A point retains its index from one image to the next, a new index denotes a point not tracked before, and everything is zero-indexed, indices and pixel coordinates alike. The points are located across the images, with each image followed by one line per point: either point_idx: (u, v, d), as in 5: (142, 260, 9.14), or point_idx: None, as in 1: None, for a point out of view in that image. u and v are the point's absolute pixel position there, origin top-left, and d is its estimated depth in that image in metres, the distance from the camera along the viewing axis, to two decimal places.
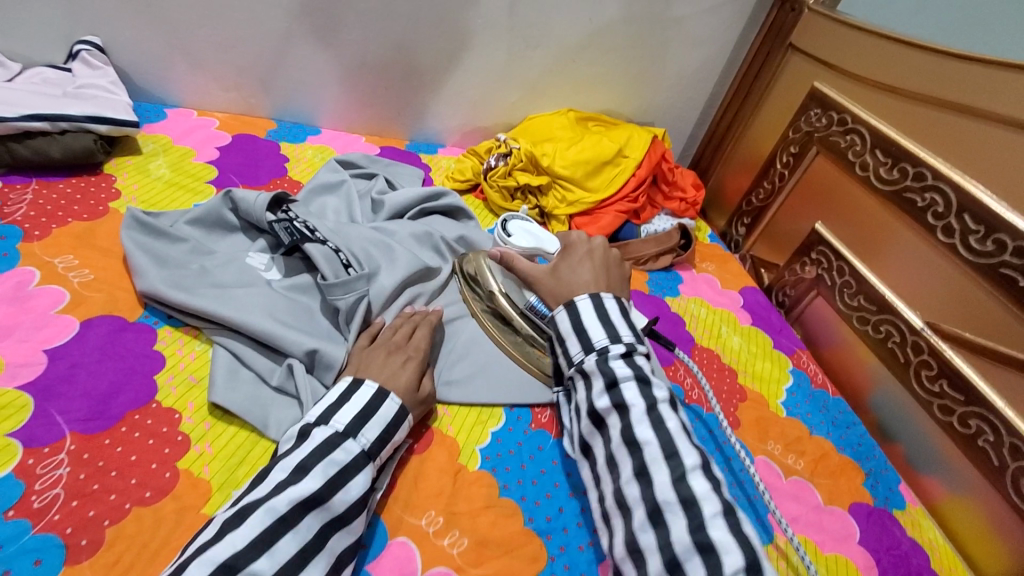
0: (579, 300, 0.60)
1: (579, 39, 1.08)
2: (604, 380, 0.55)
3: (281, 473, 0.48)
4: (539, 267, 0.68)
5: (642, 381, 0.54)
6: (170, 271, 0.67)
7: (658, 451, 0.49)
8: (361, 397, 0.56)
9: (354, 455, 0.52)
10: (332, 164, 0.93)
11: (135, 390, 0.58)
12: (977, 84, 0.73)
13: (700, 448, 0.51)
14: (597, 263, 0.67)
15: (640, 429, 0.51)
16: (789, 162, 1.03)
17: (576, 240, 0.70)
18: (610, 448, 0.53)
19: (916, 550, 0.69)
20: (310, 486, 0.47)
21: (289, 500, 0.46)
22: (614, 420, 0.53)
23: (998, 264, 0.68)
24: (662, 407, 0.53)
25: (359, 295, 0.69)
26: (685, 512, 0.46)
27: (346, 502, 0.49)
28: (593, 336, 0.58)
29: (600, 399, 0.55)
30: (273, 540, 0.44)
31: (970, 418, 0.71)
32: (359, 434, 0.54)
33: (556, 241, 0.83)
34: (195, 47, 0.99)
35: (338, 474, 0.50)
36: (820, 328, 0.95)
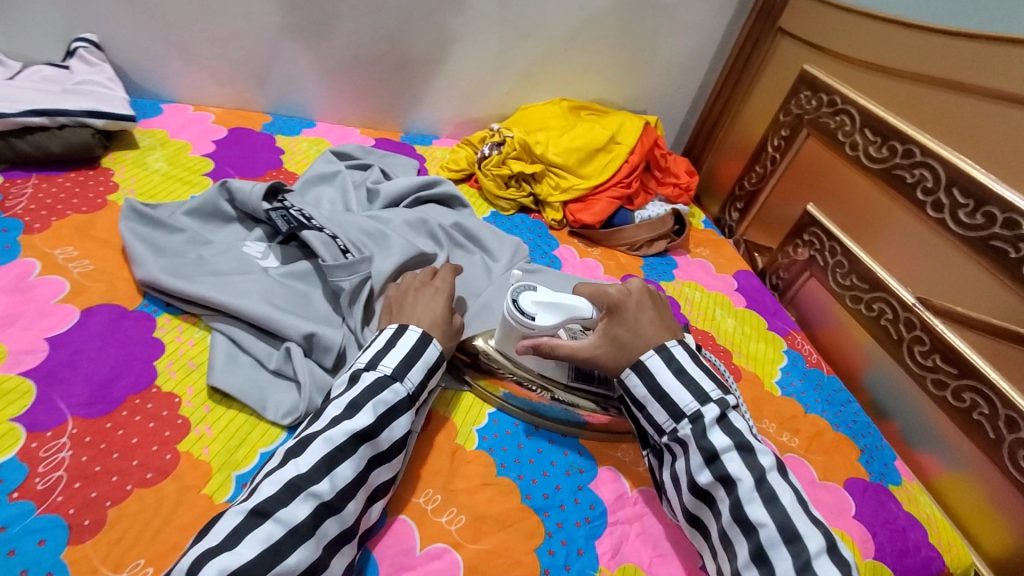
0: (651, 360, 0.58)
1: (571, 27, 1.09)
2: (703, 454, 0.54)
3: (336, 410, 0.53)
4: (589, 340, 0.60)
5: (744, 449, 0.53)
6: (169, 260, 0.68)
7: (776, 533, 0.49)
8: (406, 342, 0.59)
9: (400, 398, 0.56)
10: (328, 155, 0.94)
11: (135, 376, 0.59)
12: (965, 60, 0.74)
13: (819, 522, 0.50)
14: (651, 313, 0.61)
15: (753, 509, 0.50)
16: (781, 145, 1.04)
17: (619, 296, 0.61)
18: (723, 526, 0.52)
19: (913, 525, 0.69)
20: (362, 421, 0.52)
21: (345, 432, 0.51)
22: (721, 495, 0.52)
23: (988, 237, 0.69)
24: (770, 477, 0.52)
25: (363, 277, 0.70)
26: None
27: (390, 440, 0.54)
28: (681, 402, 0.56)
29: (701, 474, 0.53)
30: (334, 464, 0.49)
31: (964, 391, 0.72)
32: (405, 377, 0.57)
33: (586, 299, 0.61)
34: (190, 42, 1.00)
35: (386, 412, 0.54)
36: (813, 309, 0.96)
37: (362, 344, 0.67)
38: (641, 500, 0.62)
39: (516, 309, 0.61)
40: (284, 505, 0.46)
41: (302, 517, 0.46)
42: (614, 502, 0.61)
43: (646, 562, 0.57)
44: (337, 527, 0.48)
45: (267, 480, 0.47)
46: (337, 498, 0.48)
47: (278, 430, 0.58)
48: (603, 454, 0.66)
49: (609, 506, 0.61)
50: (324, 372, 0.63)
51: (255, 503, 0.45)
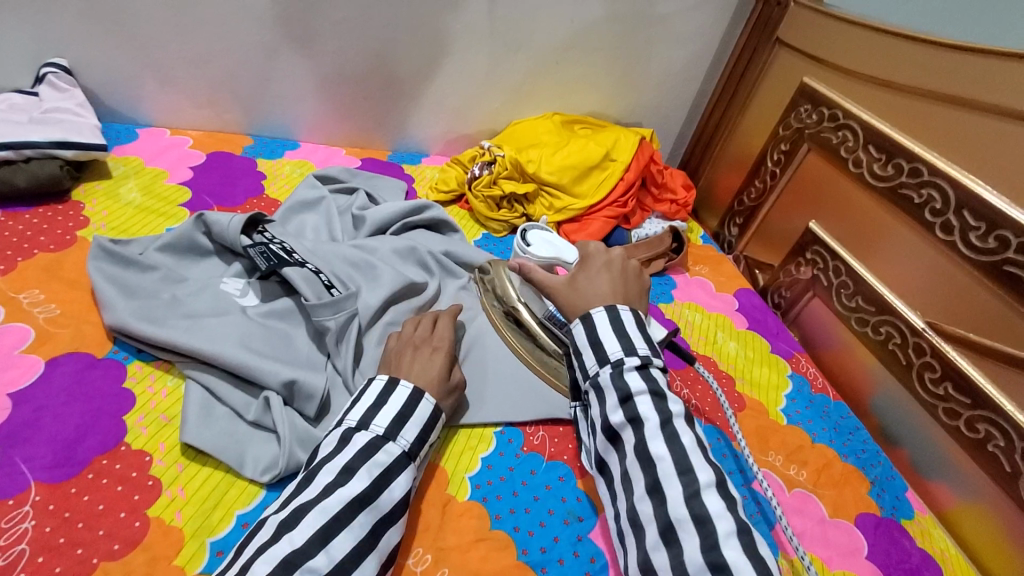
0: (596, 313, 0.58)
1: (561, 41, 1.05)
2: (618, 395, 0.53)
3: (328, 476, 0.49)
4: (557, 277, 0.66)
5: (658, 395, 0.52)
6: (140, 301, 0.65)
7: (672, 467, 0.48)
8: (398, 399, 0.56)
9: (394, 458, 0.52)
10: (311, 179, 0.90)
11: (103, 433, 0.55)
12: (972, 74, 0.70)
13: (715, 464, 0.50)
14: (615, 275, 0.64)
15: (654, 445, 0.50)
16: (781, 160, 1.00)
17: (594, 251, 0.67)
18: (625, 463, 0.51)
19: (926, 563, 0.67)
20: (356, 487, 0.49)
21: (340, 500, 0.48)
22: (628, 435, 0.52)
23: (1001, 262, 0.66)
24: (676, 421, 0.51)
25: (349, 314, 0.67)
26: (698, 530, 0.45)
27: (392, 501, 0.51)
28: (608, 349, 0.55)
29: (614, 414, 0.53)
30: (329, 537, 0.46)
31: (978, 422, 0.69)
32: (399, 436, 0.54)
33: (573, 252, 0.88)
34: (166, 63, 0.96)
35: (382, 474, 0.51)
36: (818, 330, 0.92)
37: (348, 388, 0.64)
38: None
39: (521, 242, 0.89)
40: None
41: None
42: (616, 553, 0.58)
43: None
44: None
45: (260, 557, 0.44)
46: (335, 572, 0.45)
47: (257, 487, 0.55)
48: None
49: (611, 558, 0.58)
50: (305, 420, 0.59)
51: None
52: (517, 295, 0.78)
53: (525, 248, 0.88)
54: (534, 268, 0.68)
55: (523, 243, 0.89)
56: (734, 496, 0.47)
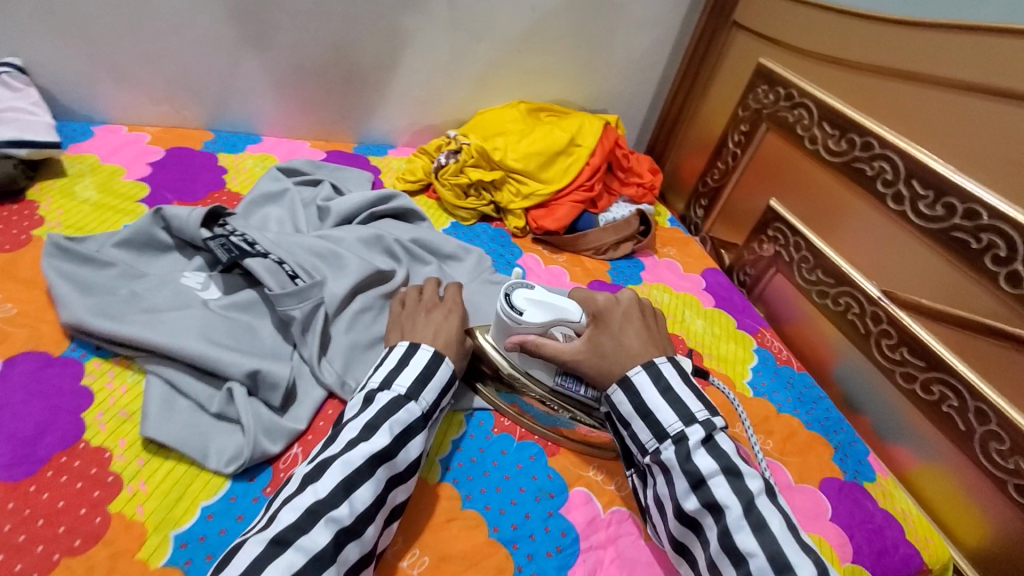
0: (635, 376, 0.56)
1: (523, 28, 1.06)
2: (689, 479, 0.51)
3: (352, 432, 0.51)
4: (575, 344, 0.61)
5: (731, 472, 0.51)
6: (97, 298, 0.63)
7: (767, 563, 0.46)
8: (420, 360, 0.57)
9: (415, 417, 0.54)
10: (273, 172, 0.89)
11: (62, 431, 0.54)
12: (916, 50, 0.73)
13: (810, 549, 0.48)
14: (638, 325, 0.61)
15: (741, 537, 0.48)
16: (741, 141, 1.02)
17: (606, 304, 0.62)
18: (711, 555, 0.50)
19: (889, 522, 0.69)
20: (379, 442, 0.50)
21: (364, 454, 0.49)
22: (707, 521, 0.50)
23: (948, 228, 0.68)
24: (758, 502, 0.49)
25: (315, 304, 0.67)
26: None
27: (407, 461, 0.52)
28: (665, 422, 0.54)
29: (688, 500, 0.51)
30: (352, 488, 0.47)
31: (933, 384, 0.71)
32: (420, 396, 0.55)
33: (577, 304, 0.62)
34: (119, 59, 0.93)
35: (403, 432, 0.52)
36: (782, 305, 0.95)
37: (315, 376, 0.64)
38: (614, 522, 0.60)
39: (507, 306, 0.62)
40: (305, 532, 0.44)
41: (323, 544, 0.44)
42: (587, 526, 0.59)
43: None
44: (357, 552, 0.46)
45: (286, 507, 0.45)
46: (357, 523, 0.46)
47: (221, 479, 0.54)
48: (575, 475, 0.64)
49: (581, 531, 0.59)
50: (270, 411, 0.59)
51: (274, 532, 0.43)
52: (506, 367, 0.65)
53: (516, 320, 0.62)
54: (540, 341, 0.61)
55: (508, 308, 0.62)
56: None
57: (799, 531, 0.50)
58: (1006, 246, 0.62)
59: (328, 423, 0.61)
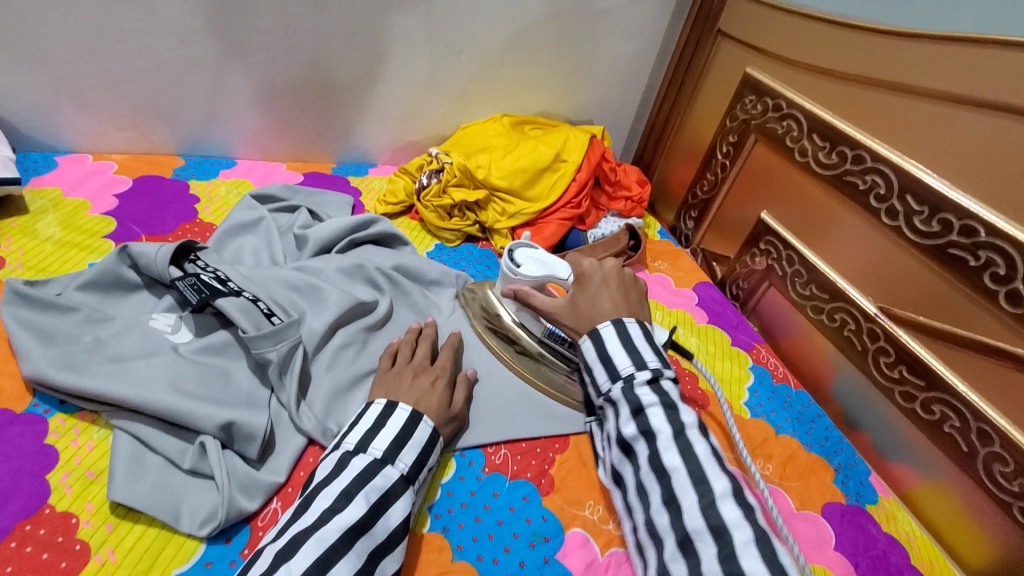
0: (603, 328, 0.60)
1: (504, 41, 1.03)
2: (630, 408, 0.55)
3: (325, 501, 0.48)
4: (556, 300, 0.67)
5: (669, 407, 0.54)
6: (59, 348, 0.59)
7: (686, 477, 0.50)
8: (397, 421, 0.55)
9: (393, 481, 0.51)
10: (248, 200, 0.85)
11: (24, 497, 0.51)
12: (905, 59, 0.71)
13: (732, 473, 0.50)
14: (614, 290, 0.65)
15: (667, 456, 0.51)
16: (729, 152, 1.00)
17: (588, 268, 0.67)
18: (641, 474, 0.53)
19: (893, 547, 0.67)
20: (354, 514, 0.47)
21: (338, 528, 0.46)
22: (642, 447, 0.54)
23: (945, 244, 0.66)
24: (689, 432, 0.52)
25: (292, 344, 0.63)
26: (715, 540, 0.46)
27: (388, 529, 0.49)
28: (619, 364, 0.58)
29: (627, 427, 0.55)
30: (327, 567, 0.44)
31: (934, 404, 0.69)
32: (397, 459, 0.53)
33: (568, 264, 0.71)
34: (81, 85, 0.89)
35: (380, 499, 0.50)
36: (776, 318, 0.93)
37: (294, 423, 0.61)
38: (613, 566, 0.57)
39: (508, 261, 0.73)
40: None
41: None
42: (584, 571, 0.57)
43: None
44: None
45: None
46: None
47: (196, 541, 0.51)
48: (570, 515, 0.61)
49: None
50: (246, 464, 0.56)
51: None
52: (509, 315, 0.77)
53: (513, 270, 0.72)
54: (531, 292, 0.69)
55: (509, 262, 0.73)
56: (752, 503, 0.47)
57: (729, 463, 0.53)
58: (1005, 264, 0.61)
59: (308, 473, 0.58)
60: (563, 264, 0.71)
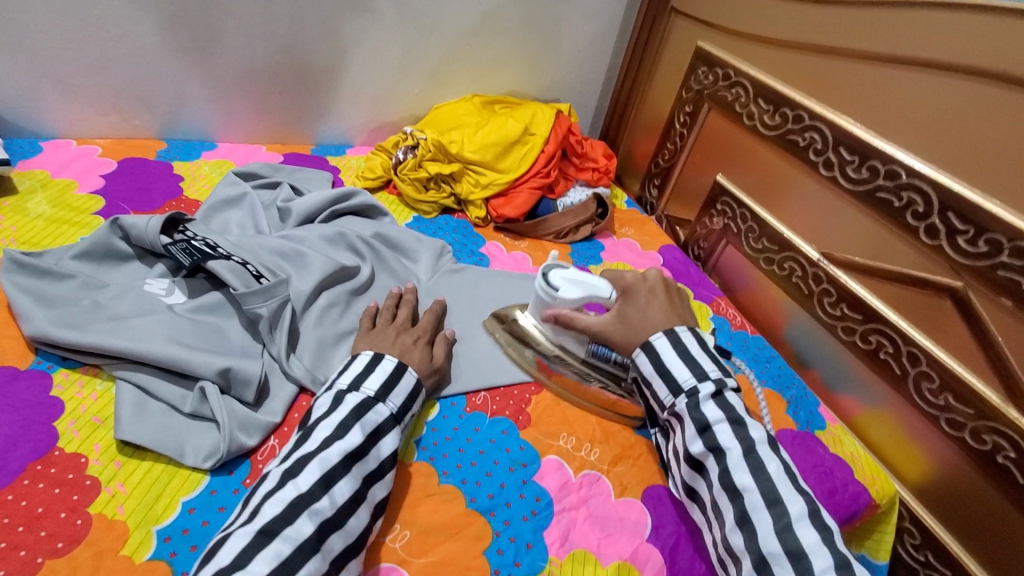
0: (657, 341, 0.63)
1: (472, 24, 1.08)
2: (696, 425, 0.58)
3: (325, 431, 0.53)
4: (603, 316, 0.68)
5: (736, 422, 0.57)
6: (59, 310, 0.63)
7: (760, 497, 0.53)
8: (386, 367, 0.59)
9: (384, 418, 0.56)
10: (231, 176, 0.89)
11: (33, 440, 0.55)
12: (838, 25, 0.79)
13: (804, 491, 0.54)
14: (662, 300, 0.68)
15: (738, 475, 0.54)
16: (686, 122, 1.07)
17: (633, 281, 0.69)
18: (713, 492, 0.56)
19: (839, 465, 0.75)
20: (353, 440, 0.52)
21: (340, 452, 0.51)
22: (711, 463, 0.57)
23: (873, 189, 0.74)
24: (758, 449, 0.56)
25: (281, 301, 0.68)
26: (794, 564, 0.49)
27: (378, 458, 0.54)
28: (680, 378, 0.61)
29: (694, 444, 0.58)
30: (331, 483, 0.49)
31: (871, 334, 0.77)
32: (388, 399, 0.57)
33: (608, 283, 0.69)
34: (62, 71, 0.92)
35: (374, 431, 0.55)
36: (734, 274, 1.00)
37: (285, 372, 0.65)
38: (586, 484, 0.64)
39: (544, 284, 0.71)
40: (290, 523, 0.46)
41: (307, 534, 0.46)
42: (560, 490, 0.63)
43: (595, 544, 0.59)
44: (341, 543, 0.48)
45: (269, 501, 0.47)
46: (337, 515, 0.49)
47: (201, 474, 0.56)
48: (546, 444, 0.67)
49: (554, 496, 0.62)
50: (244, 406, 0.60)
51: (261, 523, 0.45)
52: (544, 339, 0.75)
53: (552, 295, 0.70)
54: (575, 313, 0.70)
55: (547, 287, 0.70)
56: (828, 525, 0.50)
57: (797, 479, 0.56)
58: (923, 202, 0.68)
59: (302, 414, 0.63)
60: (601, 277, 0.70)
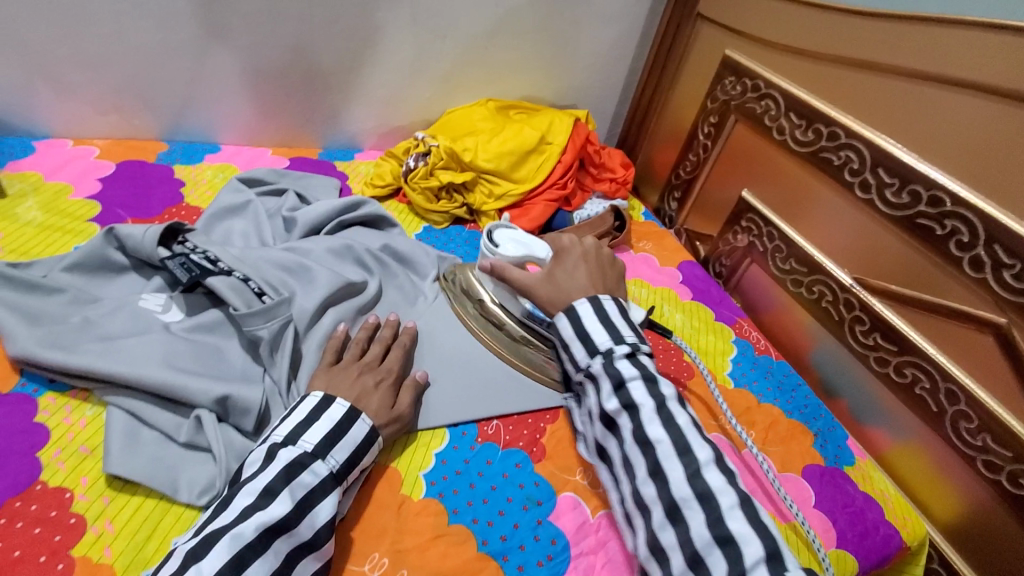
0: (579, 305, 0.62)
1: (488, 26, 1.04)
2: (611, 382, 0.57)
3: (247, 498, 0.48)
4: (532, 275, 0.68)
5: (649, 380, 0.57)
6: (45, 328, 0.59)
7: (671, 447, 0.53)
8: (331, 417, 0.54)
9: (321, 479, 0.51)
10: (235, 183, 0.85)
11: (13, 474, 0.51)
12: (877, 38, 0.74)
13: (711, 440, 0.54)
14: (592, 266, 0.69)
15: (651, 429, 0.54)
16: (711, 133, 1.03)
17: (568, 244, 0.70)
18: (625, 448, 0.56)
19: (869, 505, 0.70)
20: (276, 511, 0.47)
21: (257, 525, 0.46)
22: (624, 420, 0.56)
23: (914, 215, 0.69)
24: (670, 403, 0.55)
25: (283, 322, 0.64)
26: (703, 507, 0.49)
27: (313, 528, 0.49)
28: (597, 340, 0.60)
29: (609, 402, 0.57)
30: (242, 566, 0.44)
31: (905, 367, 0.73)
32: (328, 455, 0.52)
33: (547, 245, 0.73)
34: (58, 68, 0.88)
35: (306, 497, 0.49)
36: (758, 294, 0.96)
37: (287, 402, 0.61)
38: (604, 525, 0.60)
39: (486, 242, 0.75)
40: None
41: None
42: (577, 532, 0.59)
43: None
44: None
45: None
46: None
47: (195, 512, 0.52)
48: (562, 480, 0.63)
49: (571, 538, 0.58)
50: (243, 436, 0.56)
51: None
52: (487, 295, 0.77)
53: (492, 250, 0.73)
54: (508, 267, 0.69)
55: (489, 243, 0.74)
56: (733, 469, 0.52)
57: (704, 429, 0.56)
58: (968, 232, 0.64)
59: None
60: (542, 244, 0.74)
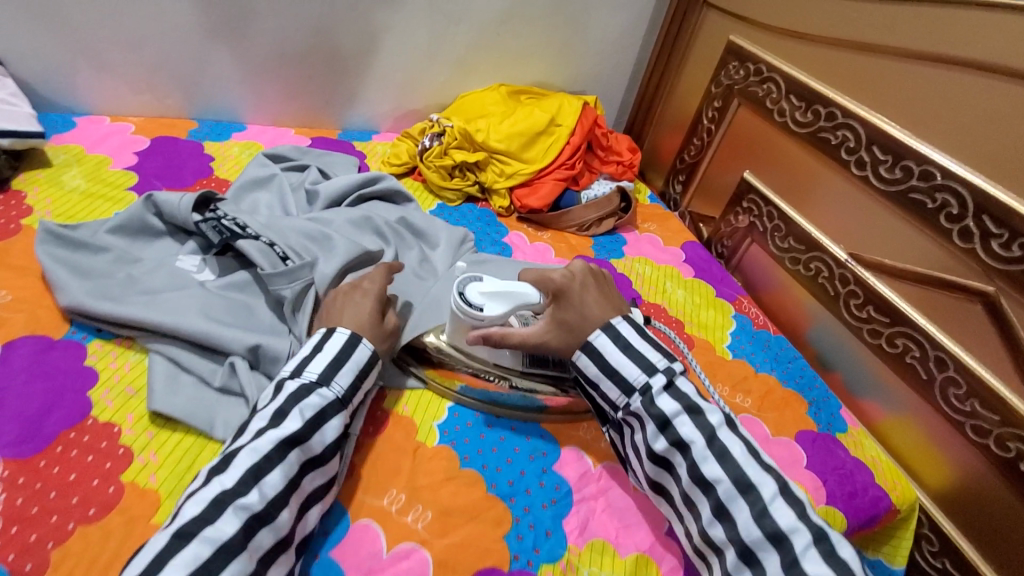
0: (596, 339, 0.60)
1: (501, 11, 1.08)
2: (656, 422, 0.56)
3: (262, 421, 0.52)
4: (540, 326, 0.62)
5: (693, 411, 0.56)
6: (93, 282, 0.65)
7: (732, 486, 0.52)
8: (333, 346, 0.58)
9: (329, 401, 0.55)
10: (261, 158, 0.91)
11: (68, 408, 0.56)
12: (876, 21, 0.77)
13: (770, 467, 0.53)
14: (596, 292, 0.63)
15: (707, 467, 0.53)
16: (714, 117, 1.06)
17: (562, 280, 0.62)
18: (684, 488, 0.55)
19: (859, 468, 0.74)
20: (289, 427, 0.51)
21: (272, 440, 0.50)
22: (677, 459, 0.55)
23: (907, 190, 0.73)
24: (720, 434, 0.54)
25: (305, 284, 0.68)
26: (777, 548, 0.49)
27: (323, 444, 0.53)
28: (630, 376, 0.58)
29: (657, 442, 0.56)
30: (261, 474, 0.48)
31: (897, 337, 0.76)
32: (333, 381, 0.56)
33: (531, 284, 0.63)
34: (97, 48, 0.93)
35: (315, 416, 0.53)
36: (757, 274, 0.99)
37: None
38: (605, 475, 0.64)
39: (464, 304, 0.62)
40: (210, 523, 0.44)
41: (231, 533, 0.45)
42: (579, 480, 0.63)
43: (613, 535, 0.59)
44: (271, 537, 0.47)
45: (190, 501, 0.46)
46: (268, 508, 0.47)
47: None
48: (566, 434, 0.67)
49: (574, 485, 0.62)
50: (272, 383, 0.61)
51: (178, 525, 0.44)
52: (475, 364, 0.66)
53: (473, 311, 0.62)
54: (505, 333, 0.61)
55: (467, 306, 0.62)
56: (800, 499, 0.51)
57: (760, 453, 0.55)
58: (957, 205, 0.67)
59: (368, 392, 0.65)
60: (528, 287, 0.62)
